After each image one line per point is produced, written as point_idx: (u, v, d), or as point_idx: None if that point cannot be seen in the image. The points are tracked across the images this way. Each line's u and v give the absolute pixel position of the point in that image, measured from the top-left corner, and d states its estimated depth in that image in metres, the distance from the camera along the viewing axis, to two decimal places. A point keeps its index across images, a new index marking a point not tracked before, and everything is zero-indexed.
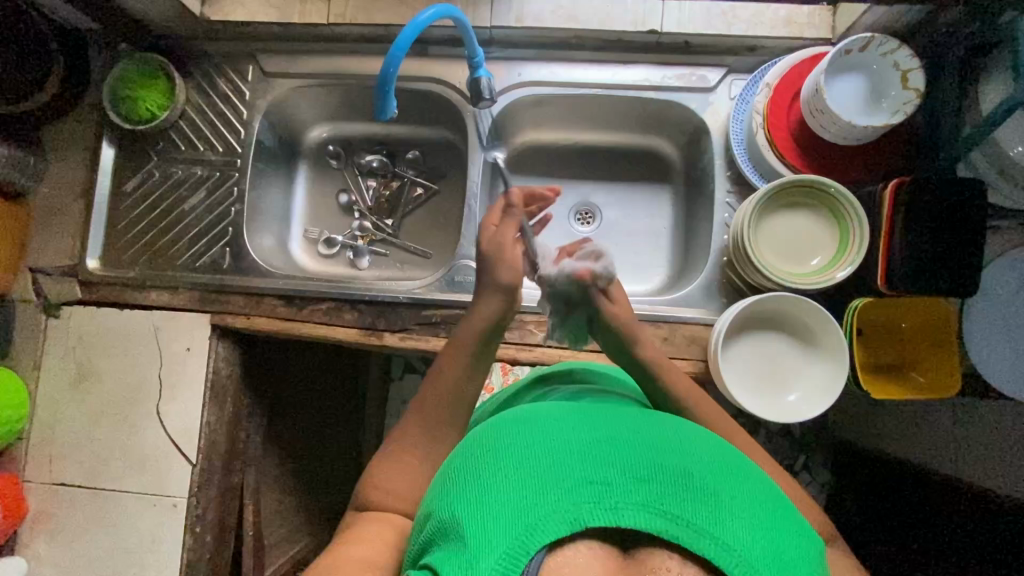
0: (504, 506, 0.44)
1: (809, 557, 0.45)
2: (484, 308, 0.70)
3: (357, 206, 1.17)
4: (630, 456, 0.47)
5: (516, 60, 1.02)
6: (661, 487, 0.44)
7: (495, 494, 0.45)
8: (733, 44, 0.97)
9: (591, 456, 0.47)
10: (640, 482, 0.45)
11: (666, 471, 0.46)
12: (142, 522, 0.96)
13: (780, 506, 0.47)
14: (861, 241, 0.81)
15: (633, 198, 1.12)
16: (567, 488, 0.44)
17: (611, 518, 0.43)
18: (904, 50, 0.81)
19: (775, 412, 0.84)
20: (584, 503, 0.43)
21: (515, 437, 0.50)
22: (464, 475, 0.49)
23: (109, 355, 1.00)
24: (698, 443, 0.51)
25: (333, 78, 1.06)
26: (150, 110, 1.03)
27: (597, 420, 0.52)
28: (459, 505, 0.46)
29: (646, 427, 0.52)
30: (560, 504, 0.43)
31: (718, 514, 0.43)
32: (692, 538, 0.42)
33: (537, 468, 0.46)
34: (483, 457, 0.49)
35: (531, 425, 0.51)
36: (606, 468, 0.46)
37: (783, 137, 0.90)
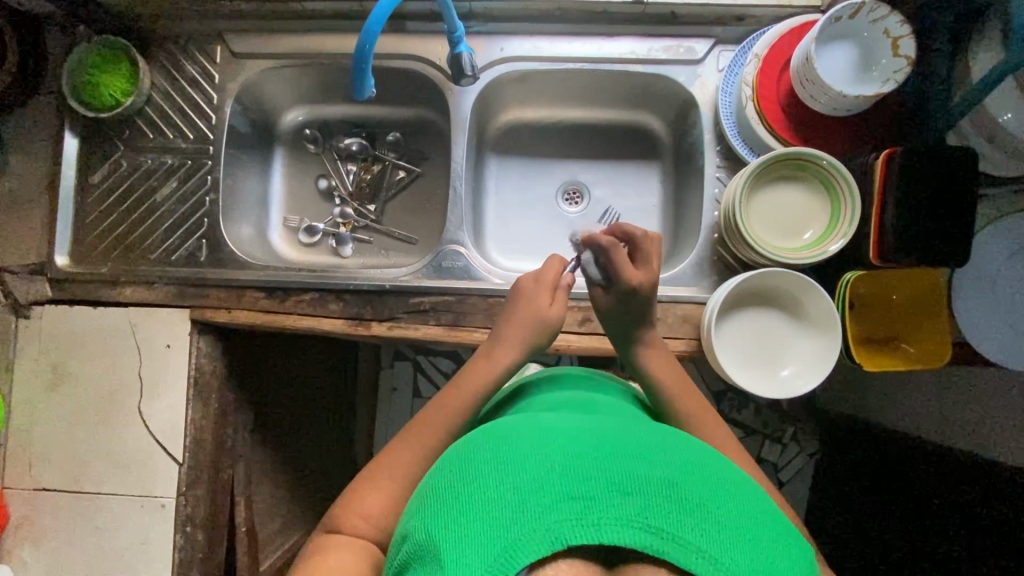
0: (480, 527, 0.41)
1: (802, 567, 0.42)
2: (500, 355, 0.74)
3: (337, 191, 1.13)
4: (613, 467, 0.43)
5: (497, 34, 0.98)
6: (645, 499, 0.41)
7: (472, 513, 0.42)
8: (720, 13, 0.93)
9: (572, 467, 0.43)
10: (625, 494, 0.41)
11: (651, 481, 0.42)
12: (130, 524, 0.94)
13: (771, 516, 0.44)
14: (853, 213, 0.80)
15: (621, 175, 1.10)
16: (546, 504, 0.40)
17: (593, 534, 0.39)
18: (895, 17, 0.79)
19: (771, 388, 0.83)
20: (565, 519, 0.40)
21: (493, 450, 0.46)
22: (439, 494, 0.45)
23: (84, 355, 0.96)
24: (684, 452, 0.48)
25: (307, 58, 1.02)
26: (114, 96, 0.97)
27: (581, 430, 0.48)
28: (433, 524, 0.42)
29: (632, 437, 0.48)
30: (540, 523, 0.40)
31: (706, 527, 0.40)
32: (678, 552, 0.39)
33: (515, 483, 0.42)
34: (459, 472, 0.46)
35: (512, 436, 0.47)
36: (588, 480, 0.42)
37: (773, 110, 0.88)
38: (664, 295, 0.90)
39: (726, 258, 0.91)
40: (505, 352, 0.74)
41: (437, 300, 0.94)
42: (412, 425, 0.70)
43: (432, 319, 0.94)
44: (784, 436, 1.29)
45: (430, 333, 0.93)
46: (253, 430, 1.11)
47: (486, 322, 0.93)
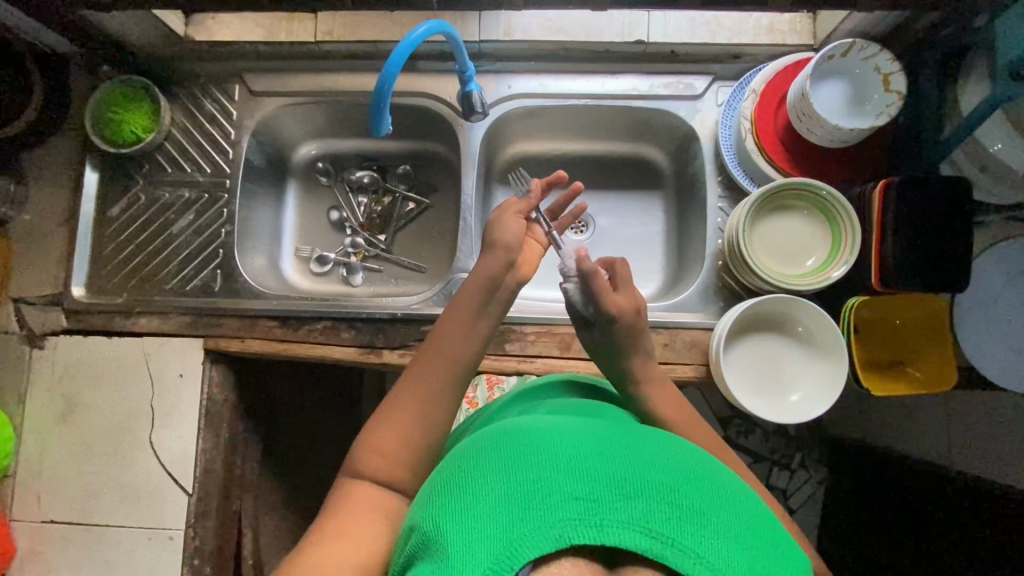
0: (487, 521, 0.42)
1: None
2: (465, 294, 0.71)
3: (348, 222, 1.16)
4: (617, 471, 0.44)
5: (505, 72, 1.02)
6: (648, 503, 0.42)
7: (478, 508, 0.43)
8: (718, 52, 0.98)
9: (577, 469, 0.44)
10: (628, 498, 0.42)
11: (654, 486, 0.43)
12: (138, 557, 0.94)
13: (768, 525, 0.45)
14: (854, 241, 0.83)
15: (626, 205, 1.13)
16: (552, 504, 0.42)
17: (596, 534, 0.41)
18: (885, 54, 0.83)
19: (780, 412, 0.84)
20: (569, 519, 0.41)
21: (501, 449, 0.48)
22: (447, 492, 0.46)
23: (97, 385, 0.97)
24: (686, 459, 0.49)
25: (322, 96, 1.06)
26: (135, 132, 1.01)
27: (585, 434, 0.50)
28: (442, 518, 0.44)
29: (633, 442, 0.49)
30: (545, 522, 0.41)
31: (703, 531, 0.41)
32: (676, 555, 0.40)
33: (522, 481, 0.44)
34: (466, 473, 0.47)
35: (518, 438, 0.49)
36: (592, 482, 0.43)
37: (772, 142, 0.92)
38: (671, 321, 0.92)
39: (731, 284, 0.93)
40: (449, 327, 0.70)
41: None
42: (402, 382, 0.68)
43: None
44: (793, 462, 1.22)
45: None
46: (260, 459, 1.11)
47: (496, 348, 0.95)
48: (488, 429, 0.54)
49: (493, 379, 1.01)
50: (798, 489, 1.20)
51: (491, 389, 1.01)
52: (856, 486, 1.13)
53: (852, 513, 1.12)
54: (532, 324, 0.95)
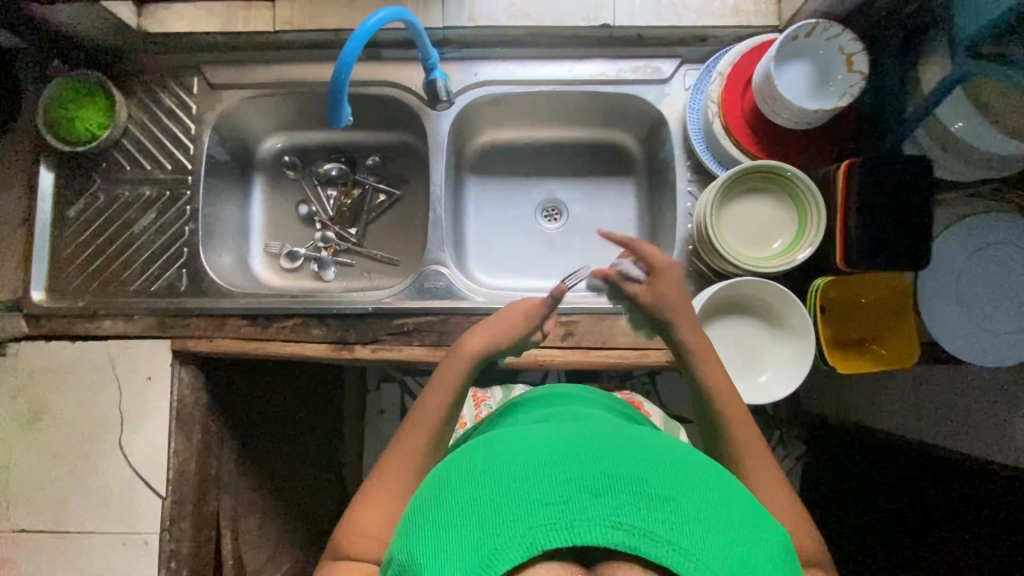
0: (463, 540, 0.44)
1: (767, 548, 0.45)
2: (451, 371, 0.75)
3: (318, 216, 1.14)
4: (586, 469, 0.46)
5: (470, 59, 1.00)
6: (618, 499, 0.44)
7: (453, 529, 0.44)
8: (685, 35, 0.97)
9: (544, 474, 0.46)
10: (596, 496, 0.44)
11: (622, 481, 0.45)
12: (113, 563, 0.92)
13: (738, 502, 0.48)
14: (819, 221, 0.83)
15: (598, 192, 1.13)
16: (523, 512, 0.43)
17: (569, 536, 0.42)
18: (847, 35, 0.83)
19: (750, 394, 0.85)
20: (542, 525, 0.43)
21: (471, 464, 0.49)
22: (424, 511, 0.48)
23: (63, 391, 0.95)
24: (653, 446, 0.50)
25: (283, 88, 1.03)
26: (91, 129, 0.97)
27: (554, 435, 0.51)
28: (418, 544, 0.45)
29: (601, 437, 0.51)
30: (517, 531, 0.43)
31: (674, 518, 0.43)
32: (650, 547, 0.42)
33: (494, 494, 0.45)
34: (441, 489, 0.48)
35: (485, 451, 0.50)
36: (561, 484, 0.45)
37: (739, 125, 0.92)
38: None
39: (703, 270, 0.94)
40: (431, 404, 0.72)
41: (420, 320, 0.94)
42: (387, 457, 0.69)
43: (416, 339, 0.94)
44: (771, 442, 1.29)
45: (414, 354, 0.93)
46: (238, 459, 1.11)
47: None
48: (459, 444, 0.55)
49: (480, 398, 1.00)
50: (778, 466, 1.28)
51: (478, 406, 0.98)
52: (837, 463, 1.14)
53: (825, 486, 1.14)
54: None
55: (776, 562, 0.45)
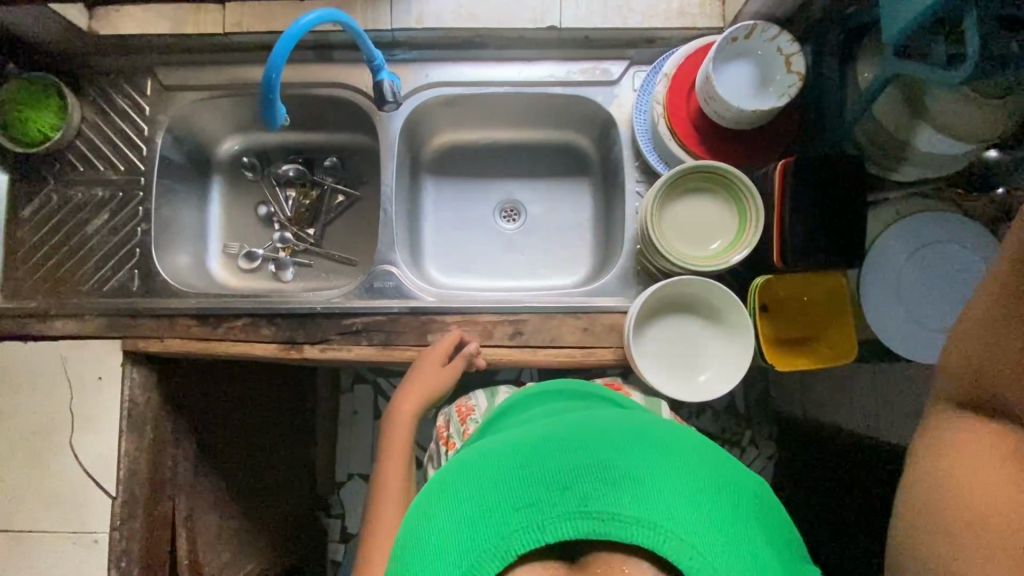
0: (444, 558, 0.46)
1: (739, 515, 0.47)
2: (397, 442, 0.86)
3: (277, 217, 1.15)
4: (551, 469, 0.50)
5: (420, 61, 1.01)
6: (584, 490, 0.47)
7: (435, 543, 0.47)
8: (632, 36, 0.98)
9: (514, 482, 0.49)
10: (564, 491, 0.47)
11: (588, 473, 0.48)
12: (63, 563, 0.93)
13: (705, 472, 0.50)
14: (758, 220, 0.84)
15: (555, 193, 1.15)
16: (496, 520, 0.47)
17: (541, 536, 0.45)
18: (785, 36, 0.84)
19: (691, 392, 0.86)
20: (515, 530, 0.46)
21: (446, 485, 0.52)
22: (406, 537, 0.50)
23: (14, 391, 0.95)
24: (623, 435, 0.54)
25: (234, 89, 1.04)
26: (42, 131, 0.98)
27: (521, 442, 0.55)
28: (406, 561, 0.48)
29: (567, 433, 0.55)
30: (492, 538, 0.46)
31: (639, 496, 0.46)
32: (620, 530, 0.44)
33: (468, 510, 0.48)
34: (421, 514, 0.51)
35: (459, 470, 0.54)
36: (529, 488, 0.48)
37: (684, 125, 0.93)
38: (591, 306, 0.94)
39: (650, 268, 0.95)
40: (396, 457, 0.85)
41: (369, 319, 0.95)
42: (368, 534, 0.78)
43: (366, 339, 0.95)
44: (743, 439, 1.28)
45: (363, 353, 0.94)
46: (196, 458, 1.12)
47: (420, 340, 0.95)
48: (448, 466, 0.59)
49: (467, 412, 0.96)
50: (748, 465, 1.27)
51: (464, 422, 0.95)
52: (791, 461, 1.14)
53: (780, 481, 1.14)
54: (455, 314, 0.95)
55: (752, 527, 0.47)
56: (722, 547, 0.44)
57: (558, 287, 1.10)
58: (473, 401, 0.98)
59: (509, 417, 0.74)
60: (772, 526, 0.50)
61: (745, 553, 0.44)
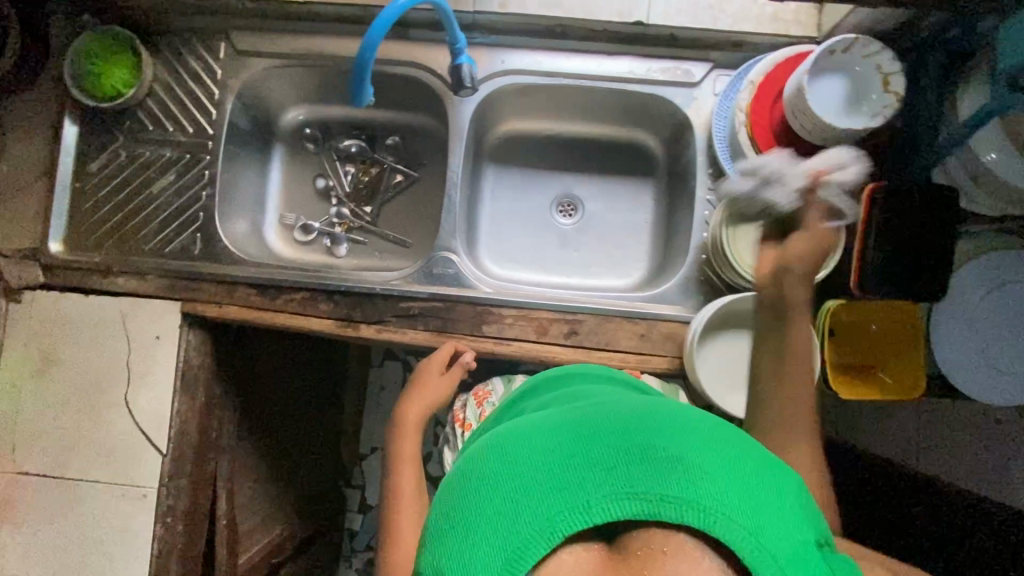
0: (484, 536, 0.44)
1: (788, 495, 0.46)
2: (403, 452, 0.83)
3: (334, 191, 1.15)
4: (593, 447, 0.47)
5: (498, 46, 0.99)
6: (628, 470, 0.45)
7: (476, 525, 0.45)
8: (719, 39, 0.95)
9: (556, 460, 0.47)
10: (606, 471, 0.45)
11: (628, 451, 0.46)
12: (113, 513, 0.95)
13: (751, 451, 0.48)
14: (837, 243, 0.82)
15: (616, 192, 1.12)
16: (539, 499, 0.44)
17: (586, 516, 0.43)
18: (887, 54, 0.81)
19: (748, 410, 0.85)
20: (558, 511, 0.44)
21: (483, 463, 0.50)
22: (443, 515, 0.49)
23: (75, 342, 0.97)
24: (663, 411, 0.51)
25: (306, 59, 1.03)
26: (116, 87, 0.98)
27: (559, 420, 0.52)
28: (445, 544, 0.46)
29: (605, 411, 0.52)
30: (536, 516, 0.44)
31: (688, 476, 0.44)
32: (667, 510, 0.43)
33: (507, 489, 0.46)
34: (457, 491, 0.50)
35: (496, 447, 0.51)
36: (572, 467, 0.46)
37: (765, 136, 0.90)
38: (651, 313, 0.92)
39: (714, 281, 0.93)
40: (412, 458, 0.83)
41: (425, 305, 0.95)
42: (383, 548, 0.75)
43: (421, 324, 0.95)
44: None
45: (418, 338, 0.94)
46: (238, 423, 1.14)
47: (474, 330, 0.94)
48: (477, 444, 0.57)
49: (483, 394, 0.98)
50: None
51: (481, 405, 0.97)
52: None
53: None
54: (511, 308, 0.95)
55: (799, 505, 0.46)
56: (774, 529, 0.42)
57: (612, 288, 1.09)
58: (490, 386, 1.00)
59: (536, 393, 0.73)
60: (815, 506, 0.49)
61: (792, 528, 0.43)
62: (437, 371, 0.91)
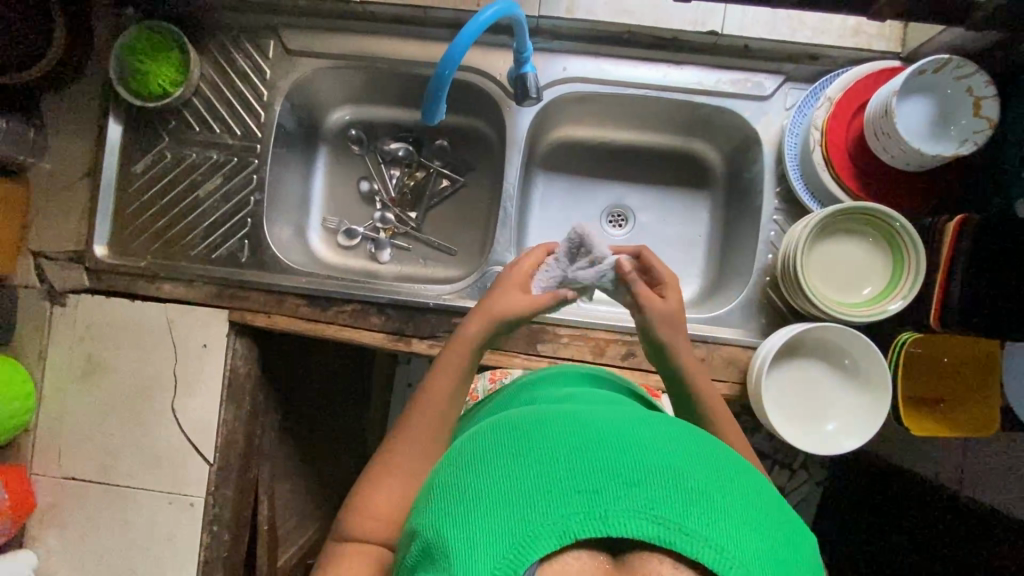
0: (486, 525, 0.40)
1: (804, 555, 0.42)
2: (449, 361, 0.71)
3: (379, 195, 1.11)
4: (619, 456, 0.42)
5: (560, 52, 0.95)
6: (654, 489, 0.40)
7: (479, 507, 0.41)
8: (795, 51, 0.90)
9: (577, 460, 0.42)
10: (629, 485, 0.40)
11: (659, 470, 0.41)
12: (158, 520, 0.95)
13: (778, 504, 0.44)
14: (917, 274, 0.78)
15: (671, 204, 1.09)
16: (553, 498, 0.40)
17: (599, 527, 0.39)
18: (981, 76, 0.76)
19: (814, 442, 0.82)
20: (570, 514, 0.39)
21: (498, 445, 0.46)
22: (444, 490, 0.45)
23: (120, 348, 0.95)
24: (697, 439, 0.46)
25: (360, 61, 0.99)
26: (163, 86, 0.94)
27: (584, 417, 0.47)
28: (443, 520, 0.42)
29: (634, 423, 0.47)
30: (547, 518, 0.39)
31: (714, 515, 0.39)
32: (685, 543, 0.38)
33: (520, 482, 0.41)
34: (463, 468, 0.45)
35: (514, 431, 0.46)
36: (595, 470, 0.41)
37: (841, 156, 0.86)
38: (713, 337, 0.89)
39: (776, 303, 0.91)
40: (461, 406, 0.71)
41: None
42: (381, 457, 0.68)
43: None
44: (795, 462, 1.20)
45: None
46: (278, 428, 1.12)
47: (528, 348, 0.92)
48: (489, 422, 0.52)
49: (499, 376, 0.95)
50: (795, 488, 1.21)
51: None
52: (851, 497, 1.11)
53: (846, 522, 1.11)
54: (567, 327, 0.92)
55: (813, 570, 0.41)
56: None
57: None
58: None
59: (544, 385, 0.70)
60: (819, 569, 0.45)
61: None
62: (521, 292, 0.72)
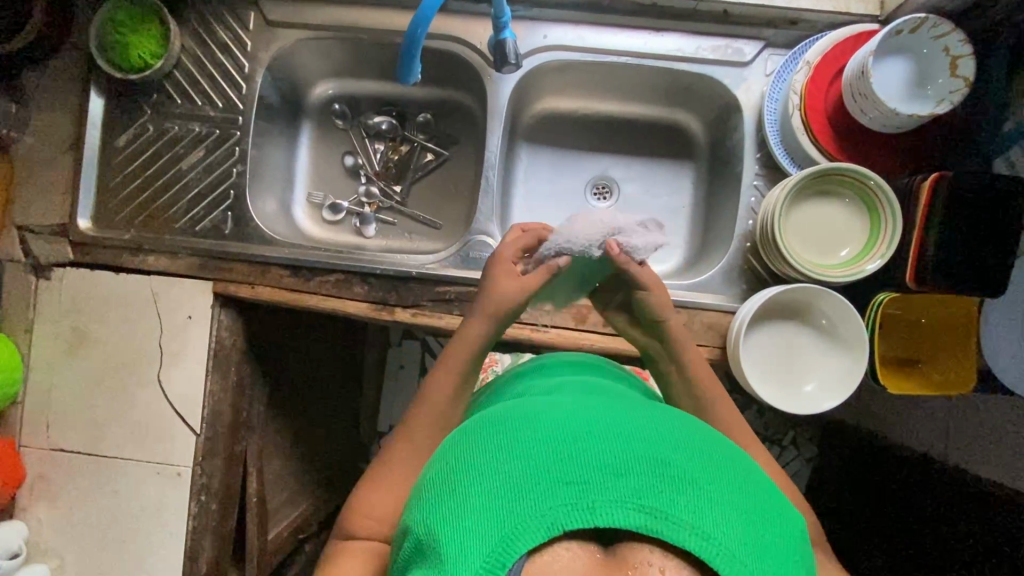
0: (477, 519, 0.40)
1: (792, 538, 0.42)
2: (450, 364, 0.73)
3: (364, 169, 1.12)
4: (604, 446, 0.42)
5: (540, 19, 0.95)
6: (639, 479, 0.40)
7: (470, 501, 0.41)
8: (774, 16, 0.90)
9: (563, 451, 0.42)
10: (615, 475, 0.40)
11: (644, 460, 0.41)
12: (147, 491, 0.95)
13: (764, 490, 0.44)
14: (894, 235, 0.79)
15: (655, 175, 1.09)
16: (542, 490, 0.40)
17: (587, 517, 0.39)
18: (957, 34, 0.76)
19: (793, 403, 0.83)
20: (560, 505, 0.39)
21: (486, 439, 0.46)
22: (434, 488, 0.45)
23: (105, 320, 0.96)
24: (680, 427, 0.46)
25: (340, 32, 0.99)
26: (143, 58, 0.94)
27: (571, 410, 0.48)
28: (435, 515, 0.42)
29: (620, 414, 0.47)
30: (536, 510, 0.39)
31: (699, 502, 0.40)
32: (673, 531, 0.38)
33: (509, 475, 0.42)
34: (454, 464, 0.45)
35: (501, 425, 0.47)
36: (582, 462, 0.41)
37: (820, 120, 0.86)
38: (695, 303, 0.89)
39: (758, 269, 0.91)
40: (440, 382, 0.72)
41: (460, 290, 0.93)
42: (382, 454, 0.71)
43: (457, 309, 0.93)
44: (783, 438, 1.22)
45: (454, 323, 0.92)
46: (267, 402, 1.13)
47: None
48: (477, 416, 0.52)
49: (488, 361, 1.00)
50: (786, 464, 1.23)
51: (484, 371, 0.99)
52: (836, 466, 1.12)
53: (831, 491, 1.12)
54: None
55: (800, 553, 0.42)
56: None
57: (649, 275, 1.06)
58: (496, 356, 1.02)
59: (535, 374, 0.71)
60: (808, 554, 0.45)
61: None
62: (508, 276, 0.75)
